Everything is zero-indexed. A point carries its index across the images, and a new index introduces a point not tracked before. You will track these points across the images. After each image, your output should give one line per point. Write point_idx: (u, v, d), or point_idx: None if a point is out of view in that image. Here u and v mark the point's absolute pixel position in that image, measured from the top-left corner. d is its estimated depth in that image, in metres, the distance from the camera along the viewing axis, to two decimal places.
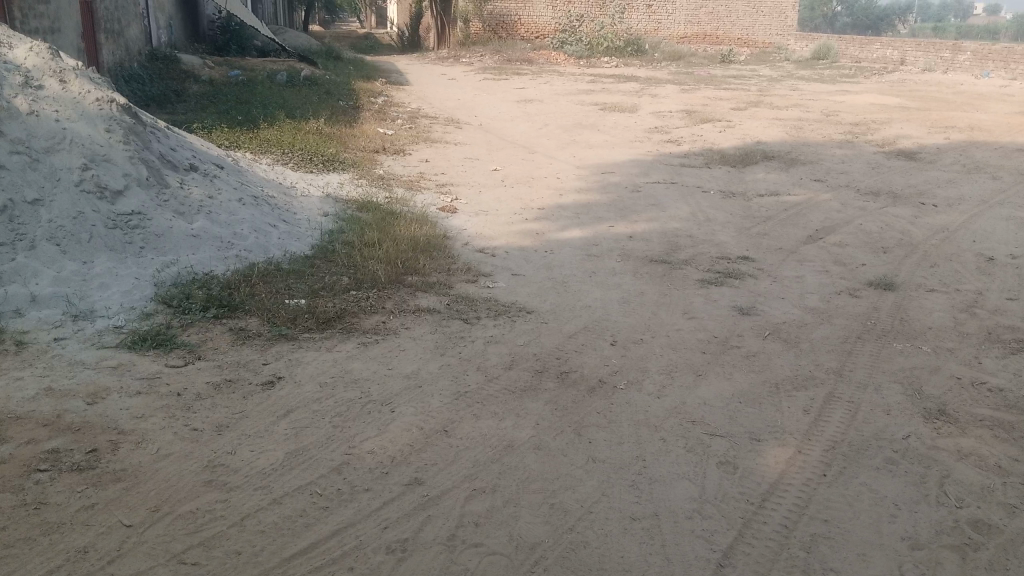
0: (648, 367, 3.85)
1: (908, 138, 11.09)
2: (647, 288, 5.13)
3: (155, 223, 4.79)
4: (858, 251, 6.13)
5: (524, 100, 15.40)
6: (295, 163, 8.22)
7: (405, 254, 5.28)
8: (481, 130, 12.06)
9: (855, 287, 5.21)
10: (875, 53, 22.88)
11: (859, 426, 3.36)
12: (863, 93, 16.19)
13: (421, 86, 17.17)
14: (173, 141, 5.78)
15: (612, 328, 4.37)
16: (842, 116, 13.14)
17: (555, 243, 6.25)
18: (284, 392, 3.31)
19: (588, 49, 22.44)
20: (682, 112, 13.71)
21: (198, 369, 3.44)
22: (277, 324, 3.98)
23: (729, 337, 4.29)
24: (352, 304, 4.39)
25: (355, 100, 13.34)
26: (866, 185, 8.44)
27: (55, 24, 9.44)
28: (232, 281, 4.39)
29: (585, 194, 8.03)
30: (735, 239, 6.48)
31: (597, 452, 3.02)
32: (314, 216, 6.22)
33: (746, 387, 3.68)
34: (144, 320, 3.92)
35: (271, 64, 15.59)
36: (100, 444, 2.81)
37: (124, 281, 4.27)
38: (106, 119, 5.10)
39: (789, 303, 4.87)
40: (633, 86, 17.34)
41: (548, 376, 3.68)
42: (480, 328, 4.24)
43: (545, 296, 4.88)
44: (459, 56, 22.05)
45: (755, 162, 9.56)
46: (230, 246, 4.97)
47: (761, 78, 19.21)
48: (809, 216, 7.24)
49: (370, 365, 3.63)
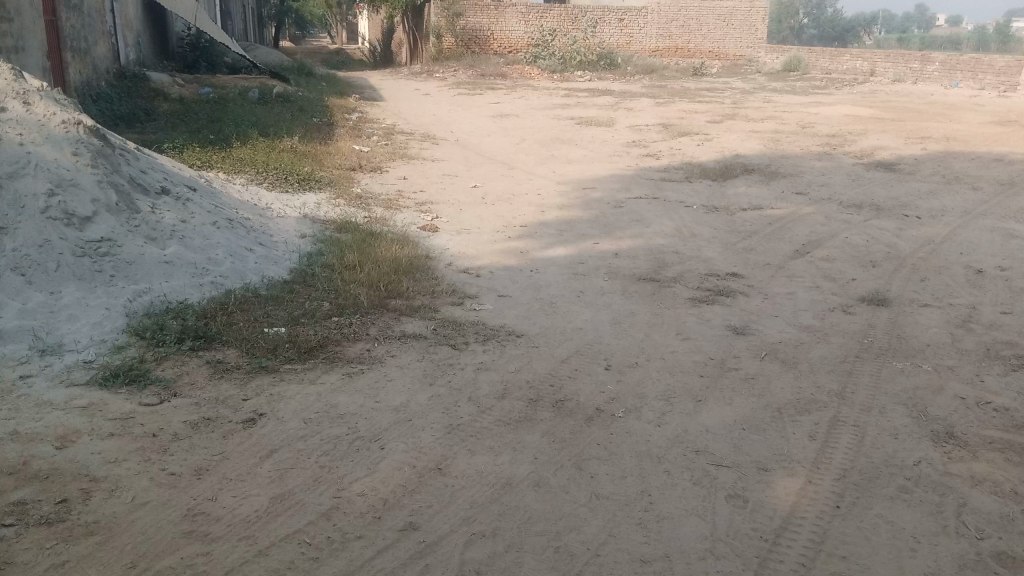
0: (645, 393, 3.71)
1: (886, 148, 11.12)
2: (637, 308, 5.01)
3: (125, 250, 4.59)
4: (847, 265, 6.06)
5: (500, 115, 15.31)
6: (270, 183, 8.02)
7: (388, 277, 5.11)
8: (458, 146, 11.93)
9: (848, 303, 5.12)
10: (845, 64, 23.07)
11: (868, 452, 3.25)
12: (837, 105, 16.29)
13: (396, 102, 17.02)
14: (144, 163, 5.58)
15: (606, 351, 4.23)
16: (818, 127, 13.18)
17: (540, 262, 6.12)
18: (267, 430, 3.12)
19: (561, 63, 22.44)
20: (659, 125, 13.67)
21: (174, 407, 3.24)
22: (257, 355, 3.80)
23: (725, 359, 4.17)
24: (336, 331, 4.21)
25: (329, 117, 13.15)
26: (849, 197, 8.41)
27: (19, 42, 9.18)
28: (208, 310, 4.20)
29: (567, 210, 7.91)
30: (722, 255, 6.39)
31: (600, 489, 2.87)
32: (292, 238, 6.04)
33: (748, 412, 3.55)
34: (116, 354, 3.71)
35: (242, 82, 15.37)
36: (70, 493, 2.61)
37: (94, 312, 4.07)
38: (73, 142, 4.90)
39: (783, 321, 4.77)
40: (609, 100, 17.32)
41: (543, 405, 3.53)
42: (469, 354, 4.09)
43: (534, 319, 4.74)
44: (433, 71, 21.95)
45: (736, 175, 9.51)
46: (205, 272, 4.77)
47: (734, 90, 19.31)
48: (794, 229, 7.17)
49: (357, 398, 3.46)
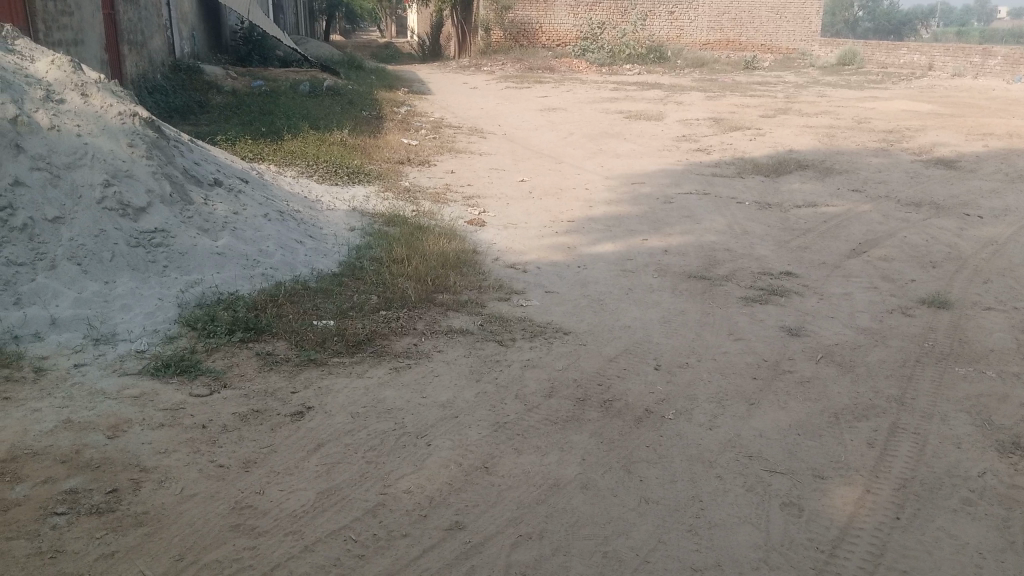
0: (696, 395, 3.63)
1: (945, 145, 10.79)
2: (688, 306, 4.92)
3: (178, 241, 4.64)
4: (905, 265, 5.88)
5: (548, 109, 15.23)
6: (319, 176, 8.07)
7: (435, 271, 5.10)
8: (506, 140, 11.89)
9: (907, 305, 4.96)
10: (902, 58, 22.46)
11: (930, 461, 3.12)
12: (894, 100, 15.87)
13: (445, 95, 17.05)
14: (197, 155, 5.65)
15: (655, 351, 4.16)
16: (874, 123, 12.84)
17: (588, 258, 6.04)
18: (314, 423, 3.12)
19: (610, 56, 22.24)
20: (709, 120, 13.46)
21: (224, 398, 3.26)
22: (305, 347, 3.80)
23: (779, 361, 4.06)
24: (383, 325, 4.20)
25: (378, 111, 13.21)
26: (907, 195, 8.17)
27: (78, 35, 9.36)
28: (258, 302, 4.23)
29: (615, 206, 7.82)
30: (775, 253, 6.24)
31: (650, 493, 2.81)
32: (341, 231, 6.07)
33: (803, 417, 3.45)
34: (167, 345, 3.75)
35: (294, 75, 15.52)
36: (120, 483, 2.63)
37: (147, 303, 4.11)
38: (128, 133, 4.97)
39: (839, 323, 4.64)
40: (658, 94, 17.12)
41: (591, 405, 3.47)
42: (516, 351, 4.04)
43: (582, 316, 4.68)
44: (481, 65, 21.94)
45: (789, 171, 9.30)
46: (256, 263, 4.81)
47: (786, 84, 18.93)
48: (850, 228, 6.98)
49: (403, 393, 3.44)
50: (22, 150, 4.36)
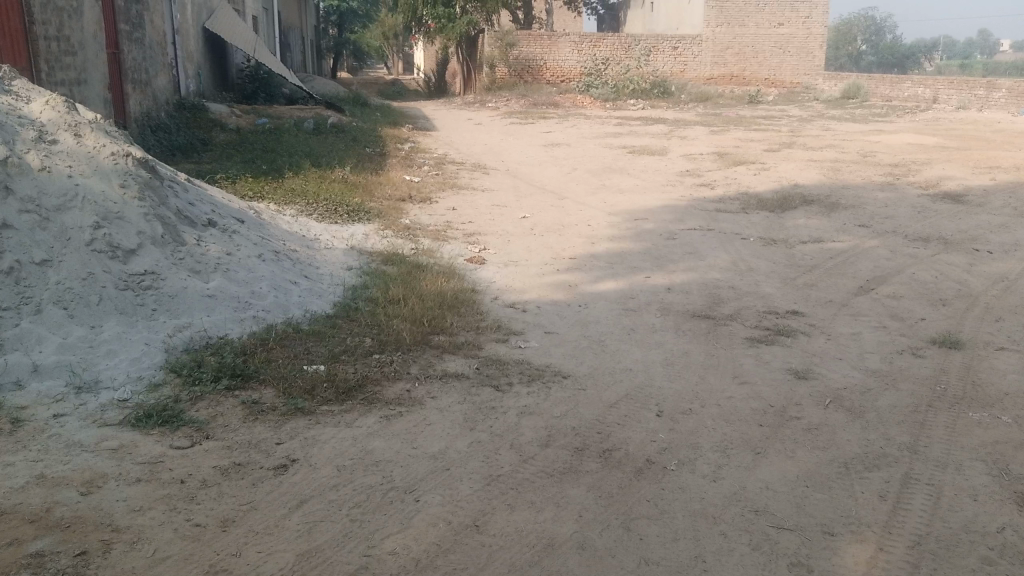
0: (700, 443, 3.48)
1: (952, 179, 10.68)
2: (691, 347, 4.78)
3: (168, 283, 4.54)
4: (914, 303, 5.73)
5: (552, 144, 15.22)
6: (319, 214, 8.00)
7: (432, 312, 4.98)
8: (509, 176, 11.84)
9: (917, 345, 4.81)
10: (906, 92, 22.47)
11: (945, 515, 2.96)
12: (899, 133, 15.81)
13: (449, 131, 17.09)
14: (192, 195, 5.57)
15: (657, 396, 4.01)
16: (879, 157, 12.76)
17: (589, 296, 5.92)
18: (298, 477, 2.98)
19: (614, 91, 22.31)
20: (713, 154, 13.40)
21: (206, 451, 3.13)
22: (293, 395, 3.66)
23: (786, 406, 3.91)
24: (376, 370, 4.07)
25: (381, 147, 13.20)
26: (914, 230, 8.04)
27: (81, 75, 9.38)
28: (247, 347, 4.11)
29: (618, 242, 7.72)
30: (781, 291, 6.11)
31: (650, 552, 2.66)
32: (338, 270, 5.97)
33: (811, 468, 3.30)
34: (151, 393, 3.63)
35: (298, 112, 15.57)
36: (90, 545, 2.50)
37: (133, 348, 4.00)
38: (121, 174, 4.89)
39: (848, 365, 4.49)
40: (662, 128, 17.11)
41: (589, 455, 3.33)
42: (512, 396, 3.90)
43: (582, 358, 4.55)
44: (485, 101, 22.03)
45: (795, 206, 9.20)
46: (247, 306, 4.70)
47: (791, 118, 18.91)
48: (857, 264, 6.86)
49: (393, 443, 3.31)
50: (12, 192, 4.28)
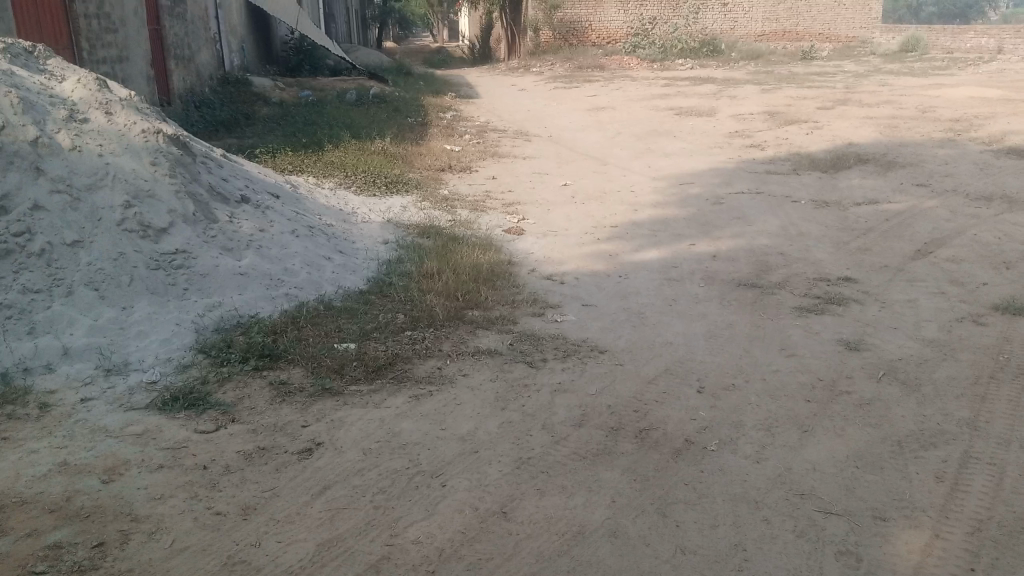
0: (742, 421, 3.31)
1: (1019, 133, 10.11)
2: (736, 319, 4.57)
3: (200, 262, 4.49)
4: (976, 267, 5.42)
5: (597, 108, 14.89)
6: (357, 187, 7.91)
7: (466, 287, 4.87)
8: (551, 142, 11.60)
9: (979, 312, 4.53)
10: (969, 42, 21.44)
11: (1008, 499, 2.75)
12: (962, 86, 15.07)
13: (492, 98, 16.85)
14: (225, 171, 5.51)
15: (698, 371, 3.84)
16: (940, 112, 12.17)
17: (631, 266, 5.73)
18: (322, 462, 2.91)
19: (661, 52, 21.74)
20: (764, 114, 12.93)
21: (230, 435, 3.08)
22: (321, 375, 3.59)
23: (836, 381, 3.70)
24: (407, 347, 3.98)
25: (423, 117, 13.05)
26: (977, 188, 7.62)
27: (123, 53, 9.40)
28: (277, 326, 4.04)
29: (662, 208, 7.47)
30: (833, 256, 5.84)
31: (686, 541, 2.52)
32: (374, 244, 5.88)
33: (862, 447, 3.11)
34: (180, 375, 3.59)
35: (341, 84, 15.49)
36: (108, 536, 2.45)
37: (163, 329, 3.96)
38: (151, 152, 4.84)
39: (903, 335, 4.25)
40: (711, 88, 16.60)
41: (625, 436, 3.18)
42: (547, 373, 3.77)
43: (620, 332, 4.38)
44: (529, 66, 21.68)
45: (849, 166, 8.81)
46: (279, 283, 4.63)
47: (846, 74, 18.18)
48: (915, 226, 6.52)
49: (421, 424, 3.21)
50: (43, 173, 4.26)
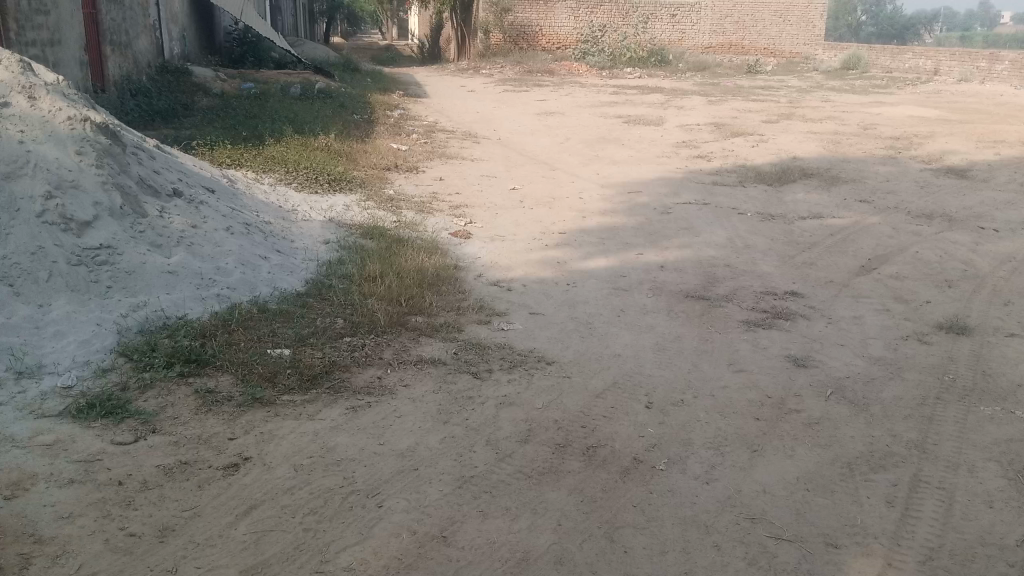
0: (691, 440, 3.22)
1: (956, 153, 10.37)
2: (684, 331, 4.50)
3: (126, 258, 4.22)
4: (919, 284, 5.48)
5: (545, 113, 14.84)
6: (299, 183, 7.65)
7: (410, 291, 4.70)
8: (500, 145, 11.49)
9: (923, 331, 4.55)
10: (907, 63, 22.08)
11: (958, 526, 2.71)
12: (900, 105, 15.46)
13: (440, 98, 16.65)
14: (158, 164, 5.24)
15: (647, 385, 3.74)
16: (880, 129, 12.43)
17: (578, 274, 5.63)
18: (249, 479, 2.71)
19: (611, 59, 21.84)
20: (711, 125, 13.04)
21: (150, 448, 2.85)
22: (251, 383, 3.38)
23: (785, 398, 3.65)
24: (345, 354, 3.80)
25: (369, 114, 12.80)
26: (918, 206, 7.74)
27: (55, 35, 8.95)
28: (207, 329, 3.81)
29: (609, 216, 7.40)
30: (779, 270, 5.83)
31: (635, 568, 2.41)
32: (314, 244, 5.66)
33: (812, 468, 3.04)
34: (98, 380, 3.34)
35: (286, 77, 15.12)
36: (6, 560, 2.22)
37: (82, 329, 3.70)
38: (77, 140, 4.54)
39: (850, 352, 4.23)
40: (658, 98, 16.70)
41: (572, 453, 3.06)
42: (492, 385, 3.63)
43: (567, 342, 4.26)
44: (479, 68, 21.55)
45: (793, 180, 8.89)
46: (211, 283, 4.39)
47: (790, 89, 18.50)
48: (858, 242, 6.57)
49: (358, 439, 3.03)
50: None
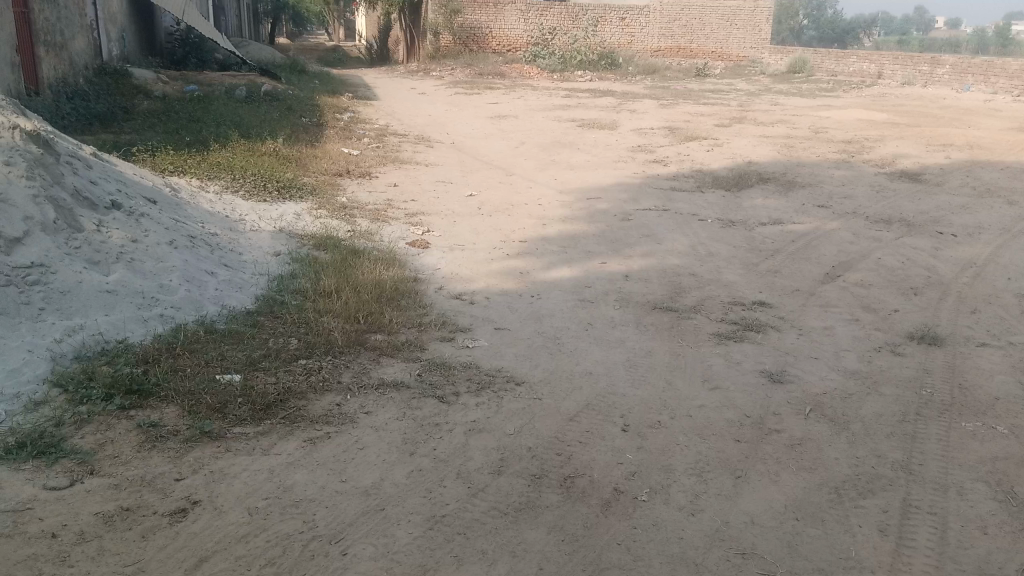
0: (673, 466, 3.06)
1: (906, 156, 10.48)
2: (655, 346, 4.35)
3: (60, 277, 3.91)
4: (885, 292, 5.43)
5: (498, 116, 14.66)
6: (246, 191, 7.32)
7: (367, 308, 4.46)
8: (454, 149, 11.27)
9: (894, 342, 4.48)
10: (851, 66, 22.42)
11: (955, 555, 2.60)
12: (848, 109, 15.66)
13: (391, 101, 16.35)
14: (94, 173, 4.92)
15: (621, 405, 3.57)
16: (832, 133, 12.53)
17: (542, 285, 5.46)
18: (199, 527, 2.47)
19: (561, 62, 21.78)
20: (664, 129, 13.01)
21: (87, 493, 2.58)
22: (199, 415, 3.11)
23: (764, 417, 3.51)
24: (301, 379, 3.55)
25: (319, 118, 12.46)
26: (875, 211, 7.75)
27: None
28: (149, 354, 3.53)
29: (570, 224, 7.25)
30: (745, 278, 5.73)
31: None
32: (263, 256, 5.38)
33: (800, 495, 2.91)
34: (29, 414, 3.04)
35: (231, 79, 14.66)
36: None
37: (12, 357, 3.38)
38: (5, 149, 4.21)
39: (825, 365, 4.12)
40: (610, 101, 16.66)
41: (549, 484, 2.88)
42: (459, 410, 3.42)
43: (536, 360, 4.08)
44: (430, 70, 21.29)
45: (751, 185, 8.86)
46: (154, 303, 4.10)
47: (740, 92, 18.62)
48: (821, 248, 6.53)
49: (317, 475, 2.80)
50: None
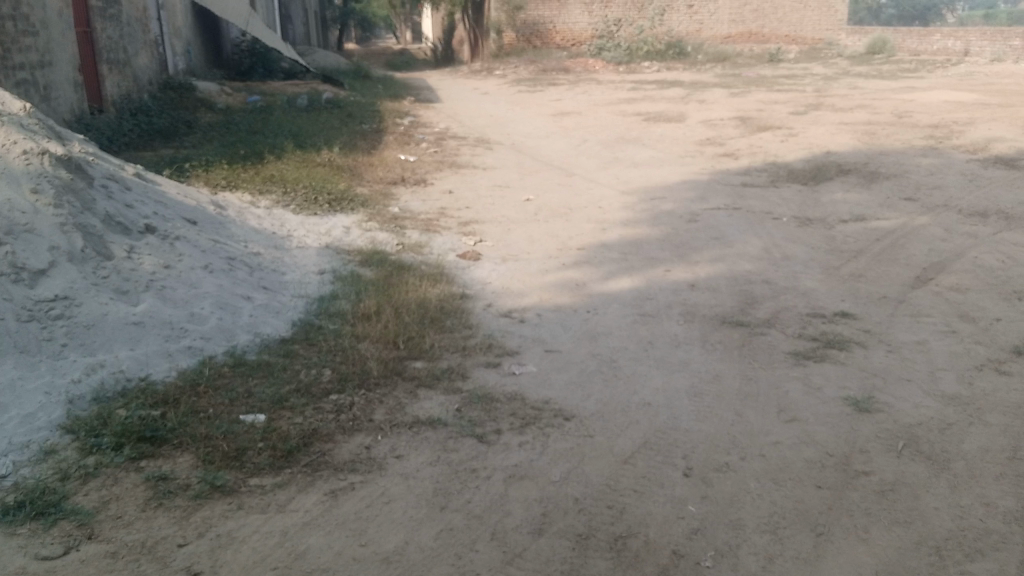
0: (742, 521, 2.65)
1: (1001, 140, 9.66)
2: (723, 369, 3.92)
3: (85, 309, 3.71)
4: (983, 297, 4.86)
5: (561, 113, 14.27)
6: (297, 205, 7.13)
7: (408, 333, 4.17)
8: (514, 151, 10.94)
9: (998, 358, 3.94)
10: (935, 45, 21.09)
11: None
12: (934, 90, 14.71)
13: (453, 103, 16.14)
14: (131, 196, 4.75)
15: (684, 444, 3.17)
16: (916, 117, 11.72)
17: (599, 298, 5.08)
18: None
19: (627, 54, 21.23)
20: (735, 120, 12.38)
21: (81, 563, 2.34)
22: (214, 465, 2.85)
23: (849, 456, 3.06)
24: (330, 418, 3.27)
25: (378, 123, 12.32)
26: (968, 203, 7.09)
27: (45, 56, 8.54)
28: (169, 396, 3.30)
29: (632, 227, 6.82)
30: (824, 285, 5.22)
31: None
32: (306, 276, 5.15)
33: (893, 558, 2.48)
34: (35, 466, 2.82)
35: (293, 88, 14.64)
36: None
37: (27, 400, 3.17)
38: (34, 177, 4.04)
39: (918, 389, 3.62)
40: (678, 92, 16.06)
41: (597, 547, 2.52)
42: (500, 452, 3.08)
43: (589, 389, 3.70)
44: (493, 69, 21.04)
45: (829, 178, 8.25)
46: (182, 334, 3.89)
47: (815, 77, 17.75)
48: (909, 247, 5.95)
49: (334, 539, 2.51)
50: None
